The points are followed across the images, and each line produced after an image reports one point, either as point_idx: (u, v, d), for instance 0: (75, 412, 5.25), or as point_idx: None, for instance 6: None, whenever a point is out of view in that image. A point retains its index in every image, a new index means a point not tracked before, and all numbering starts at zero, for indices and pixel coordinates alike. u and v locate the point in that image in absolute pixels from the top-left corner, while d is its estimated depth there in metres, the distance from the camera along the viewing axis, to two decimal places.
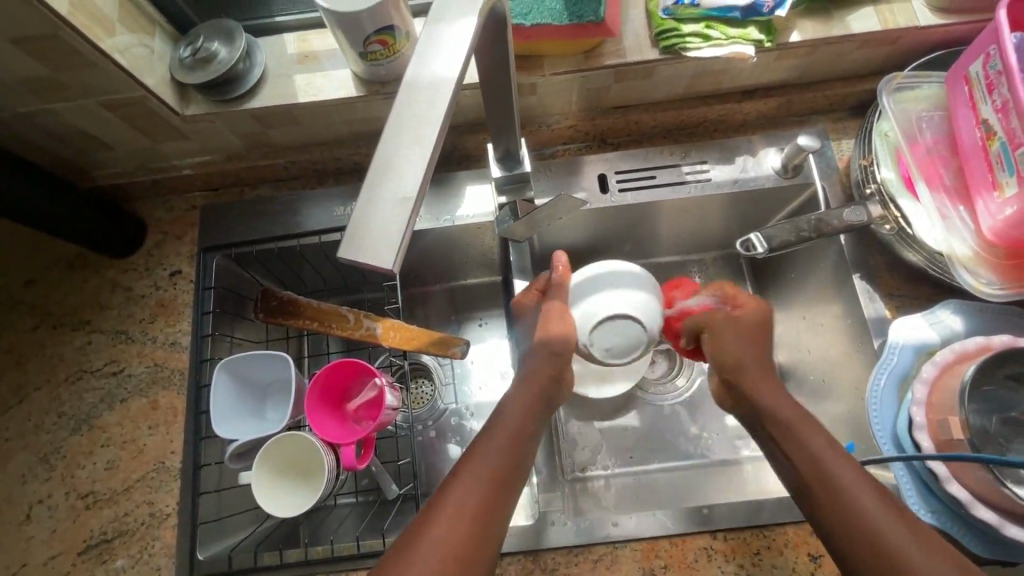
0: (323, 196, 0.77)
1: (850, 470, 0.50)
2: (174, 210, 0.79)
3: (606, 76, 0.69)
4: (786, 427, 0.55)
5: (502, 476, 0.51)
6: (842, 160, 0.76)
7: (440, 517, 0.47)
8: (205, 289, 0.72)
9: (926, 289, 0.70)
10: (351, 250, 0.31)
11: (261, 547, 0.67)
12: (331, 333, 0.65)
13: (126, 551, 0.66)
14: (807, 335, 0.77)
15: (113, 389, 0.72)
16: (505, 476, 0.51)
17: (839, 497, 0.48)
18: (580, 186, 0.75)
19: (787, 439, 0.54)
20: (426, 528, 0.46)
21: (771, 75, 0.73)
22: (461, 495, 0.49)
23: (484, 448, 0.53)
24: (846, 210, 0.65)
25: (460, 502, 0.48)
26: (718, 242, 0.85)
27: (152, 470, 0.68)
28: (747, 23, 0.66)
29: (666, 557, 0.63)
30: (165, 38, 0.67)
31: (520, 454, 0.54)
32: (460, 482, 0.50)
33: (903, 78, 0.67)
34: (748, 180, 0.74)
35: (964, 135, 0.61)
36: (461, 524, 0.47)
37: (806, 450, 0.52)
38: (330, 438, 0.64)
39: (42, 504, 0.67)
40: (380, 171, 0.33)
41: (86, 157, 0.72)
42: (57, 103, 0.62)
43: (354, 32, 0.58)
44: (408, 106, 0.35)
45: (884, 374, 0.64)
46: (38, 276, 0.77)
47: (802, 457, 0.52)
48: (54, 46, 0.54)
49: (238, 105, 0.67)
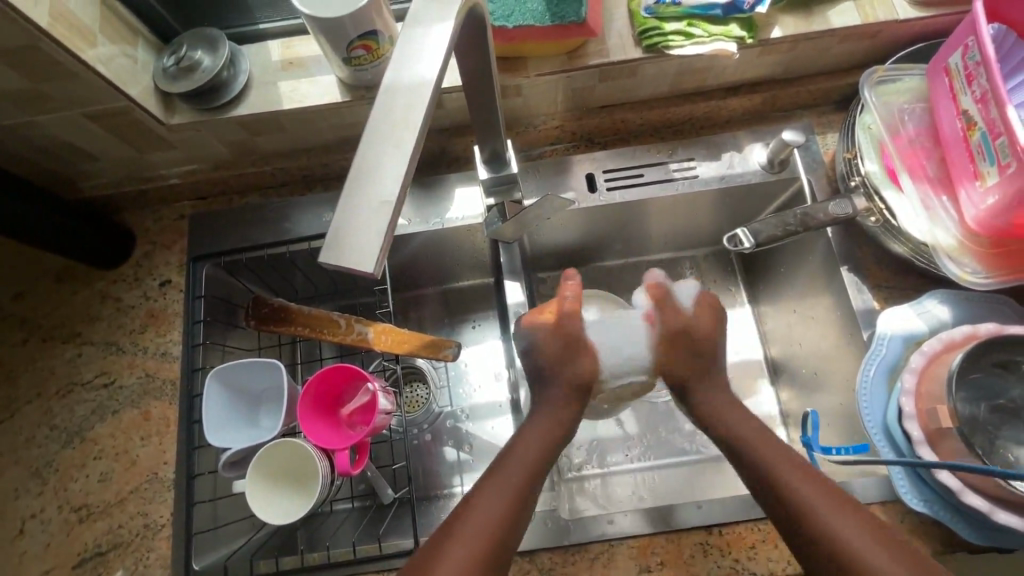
0: (312, 202, 0.77)
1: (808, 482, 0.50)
2: (162, 220, 0.79)
3: (591, 76, 0.70)
4: (750, 443, 0.54)
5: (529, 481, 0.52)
6: (827, 153, 0.76)
7: (465, 525, 0.48)
8: (194, 298, 0.72)
9: (913, 280, 0.70)
10: (332, 255, 0.32)
11: (257, 555, 0.67)
12: (323, 338, 0.64)
13: (120, 563, 0.65)
14: (798, 329, 0.78)
15: (104, 401, 0.71)
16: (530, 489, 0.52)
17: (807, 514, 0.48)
18: (569, 186, 0.76)
19: (753, 454, 0.54)
20: (454, 531, 0.47)
21: (754, 71, 0.74)
22: (483, 507, 0.49)
23: (509, 462, 0.53)
24: (831, 203, 0.65)
25: (485, 513, 0.48)
26: (708, 238, 0.86)
27: (145, 481, 0.68)
28: (729, 20, 0.66)
29: (662, 554, 0.63)
30: (148, 48, 0.67)
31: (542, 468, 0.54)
32: (486, 493, 0.50)
33: (885, 71, 0.68)
34: (735, 176, 0.75)
35: (946, 126, 0.62)
36: (483, 532, 0.47)
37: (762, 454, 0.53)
38: (324, 444, 0.64)
39: (35, 518, 0.67)
40: (360, 176, 0.33)
41: (72, 169, 0.72)
42: (40, 115, 0.61)
43: (337, 38, 0.58)
44: (387, 110, 0.35)
45: (873, 365, 0.64)
46: (26, 290, 0.76)
47: (766, 469, 0.52)
48: (35, 58, 0.54)
49: (223, 113, 0.67)
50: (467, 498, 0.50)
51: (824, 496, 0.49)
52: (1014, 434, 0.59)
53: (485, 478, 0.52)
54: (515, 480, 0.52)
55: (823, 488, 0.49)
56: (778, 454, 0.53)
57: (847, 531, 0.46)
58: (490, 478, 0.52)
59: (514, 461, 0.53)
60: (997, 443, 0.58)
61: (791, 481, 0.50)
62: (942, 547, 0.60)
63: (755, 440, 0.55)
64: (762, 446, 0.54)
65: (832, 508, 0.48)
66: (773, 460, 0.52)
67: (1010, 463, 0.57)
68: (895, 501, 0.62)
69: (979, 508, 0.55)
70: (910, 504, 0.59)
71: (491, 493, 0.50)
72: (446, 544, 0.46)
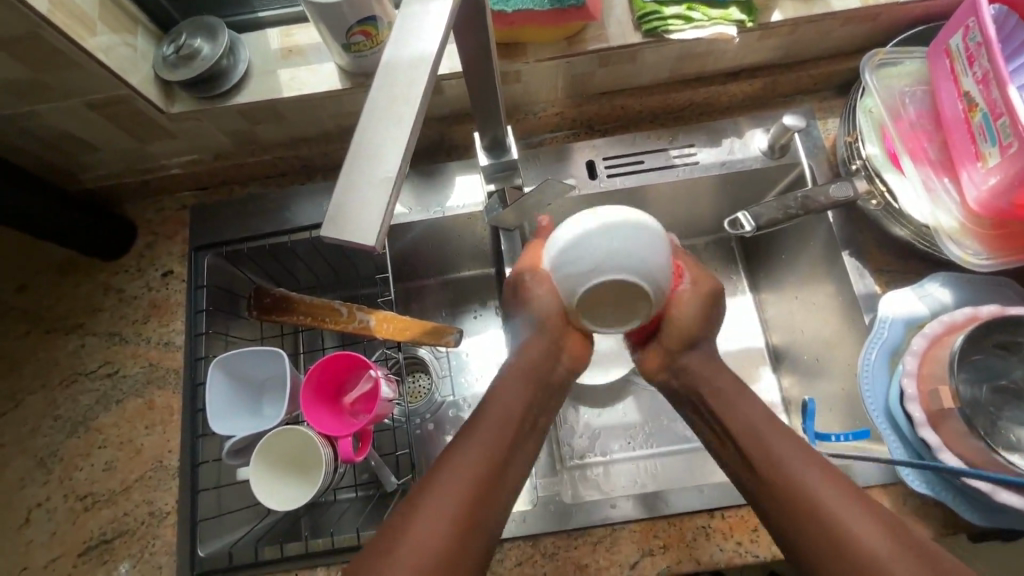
0: (312, 191, 0.77)
1: (805, 459, 0.50)
2: (164, 211, 0.79)
3: (590, 61, 0.70)
4: (760, 433, 0.53)
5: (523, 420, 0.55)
6: (828, 138, 0.76)
7: (412, 531, 0.46)
8: (197, 287, 0.73)
9: (915, 263, 0.70)
10: (334, 231, 0.32)
11: (262, 542, 0.67)
12: (325, 325, 0.64)
13: (126, 551, 0.66)
14: (799, 316, 0.78)
15: (108, 391, 0.72)
16: (487, 478, 0.50)
17: (826, 513, 0.47)
18: (569, 173, 0.76)
19: (730, 399, 0.56)
20: (456, 452, 0.51)
21: (754, 56, 0.73)
22: (430, 513, 0.47)
23: (455, 457, 0.51)
24: (832, 186, 0.65)
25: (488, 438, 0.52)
26: (709, 226, 0.86)
27: (150, 470, 0.69)
28: (728, 4, 0.66)
29: (664, 538, 0.63)
30: (147, 37, 0.67)
31: (502, 452, 0.52)
32: (432, 495, 0.48)
33: (885, 54, 0.68)
34: (736, 162, 0.75)
35: (947, 108, 0.62)
36: (430, 541, 0.46)
37: (744, 418, 0.54)
38: (326, 431, 0.64)
39: (41, 507, 0.67)
40: (363, 153, 0.33)
41: (73, 160, 0.72)
42: (41, 104, 0.61)
43: (336, 23, 0.59)
44: (387, 86, 0.35)
45: (875, 348, 0.64)
46: (28, 281, 0.77)
47: (775, 462, 0.51)
48: (36, 46, 0.54)
49: (223, 102, 0.67)
50: (410, 500, 0.49)
51: (848, 497, 0.47)
52: (1016, 415, 0.59)
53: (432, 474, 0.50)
54: (464, 477, 0.49)
55: (819, 467, 0.50)
56: (796, 449, 0.51)
57: (874, 537, 0.45)
58: (431, 478, 0.50)
59: (465, 453, 0.51)
60: (999, 423, 0.58)
61: (810, 480, 0.49)
62: (945, 528, 0.60)
63: (765, 432, 0.53)
64: (774, 440, 0.52)
65: (857, 512, 0.46)
66: (786, 458, 0.51)
67: (1012, 443, 0.58)
68: (897, 483, 0.62)
69: (982, 489, 0.55)
70: (912, 486, 0.59)
71: (440, 494, 0.48)
72: (433, 489, 0.49)
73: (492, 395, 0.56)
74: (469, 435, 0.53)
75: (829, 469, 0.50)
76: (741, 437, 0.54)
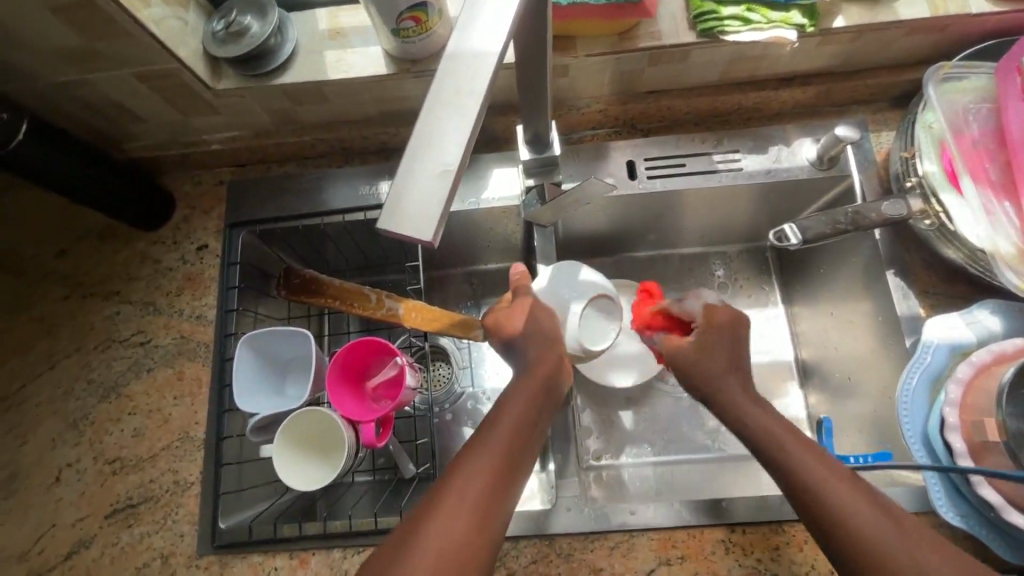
0: (348, 174, 0.77)
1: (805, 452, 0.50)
2: (202, 185, 0.80)
3: (640, 59, 0.68)
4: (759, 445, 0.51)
5: (539, 401, 0.55)
6: (880, 152, 0.73)
7: (426, 533, 0.44)
8: (230, 264, 0.74)
9: (963, 288, 0.68)
10: (389, 222, 0.32)
11: (280, 520, 0.68)
12: (353, 311, 0.62)
13: (150, 517, 0.67)
14: (833, 333, 0.75)
15: (139, 359, 0.73)
16: (502, 485, 0.48)
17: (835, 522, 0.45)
18: (607, 172, 0.74)
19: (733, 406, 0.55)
20: (491, 427, 0.51)
21: (811, 62, 0.71)
22: (444, 518, 0.44)
23: (480, 445, 0.50)
24: (884, 203, 0.63)
25: (514, 414, 0.53)
26: (744, 234, 0.83)
27: (177, 440, 0.70)
28: (790, 6, 0.64)
29: (682, 548, 0.62)
30: (198, 11, 0.67)
31: (513, 467, 0.49)
32: (454, 489, 0.46)
33: (951, 68, 0.64)
34: (781, 171, 0.73)
35: (1014, 129, 0.60)
36: (449, 544, 0.43)
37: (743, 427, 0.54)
38: (348, 415, 0.65)
39: (71, 468, 0.69)
40: (422, 143, 0.33)
41: (118, 129, 0.73)
42: (92, 73, 0.62)
43: (387, 7, 0.58)
44: (449, 76, 0.34)
45: (916, 373, 0.62)
46: (69, 246, 0.78)
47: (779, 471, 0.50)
48: (93, 15, 0.54)
49: (268, 81, 0.67)
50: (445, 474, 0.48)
51: (883, 519, 0.44)
52: None
53: (451, 469, 0.48)
54: (479, 481, 0.47)
55: (819, 462, 0.49)
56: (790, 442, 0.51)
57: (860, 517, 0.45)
58: (466, 457, 0.49)
59: (483, 454, 0.49)
60: None
61: (861, 516, 0.45)
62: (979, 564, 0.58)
63: (795, 456, 0.50)
64: (807, 467, 0.49)
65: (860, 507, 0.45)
66: (824, 485, 0.47)
67: None
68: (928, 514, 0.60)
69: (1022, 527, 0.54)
70: (946, 518, 0.57)
71: (478, 475, 0.47)
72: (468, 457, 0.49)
73: (502, 403, 0.54)
74: (479, 441, 0.50)
75: (839, 472, 0.48)
76: (759, 445, 0.53)
